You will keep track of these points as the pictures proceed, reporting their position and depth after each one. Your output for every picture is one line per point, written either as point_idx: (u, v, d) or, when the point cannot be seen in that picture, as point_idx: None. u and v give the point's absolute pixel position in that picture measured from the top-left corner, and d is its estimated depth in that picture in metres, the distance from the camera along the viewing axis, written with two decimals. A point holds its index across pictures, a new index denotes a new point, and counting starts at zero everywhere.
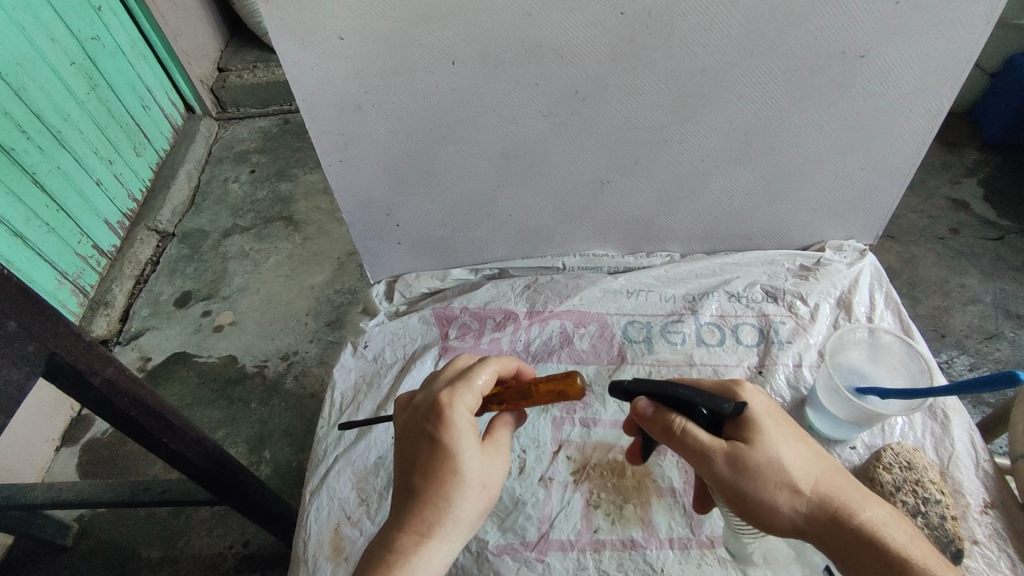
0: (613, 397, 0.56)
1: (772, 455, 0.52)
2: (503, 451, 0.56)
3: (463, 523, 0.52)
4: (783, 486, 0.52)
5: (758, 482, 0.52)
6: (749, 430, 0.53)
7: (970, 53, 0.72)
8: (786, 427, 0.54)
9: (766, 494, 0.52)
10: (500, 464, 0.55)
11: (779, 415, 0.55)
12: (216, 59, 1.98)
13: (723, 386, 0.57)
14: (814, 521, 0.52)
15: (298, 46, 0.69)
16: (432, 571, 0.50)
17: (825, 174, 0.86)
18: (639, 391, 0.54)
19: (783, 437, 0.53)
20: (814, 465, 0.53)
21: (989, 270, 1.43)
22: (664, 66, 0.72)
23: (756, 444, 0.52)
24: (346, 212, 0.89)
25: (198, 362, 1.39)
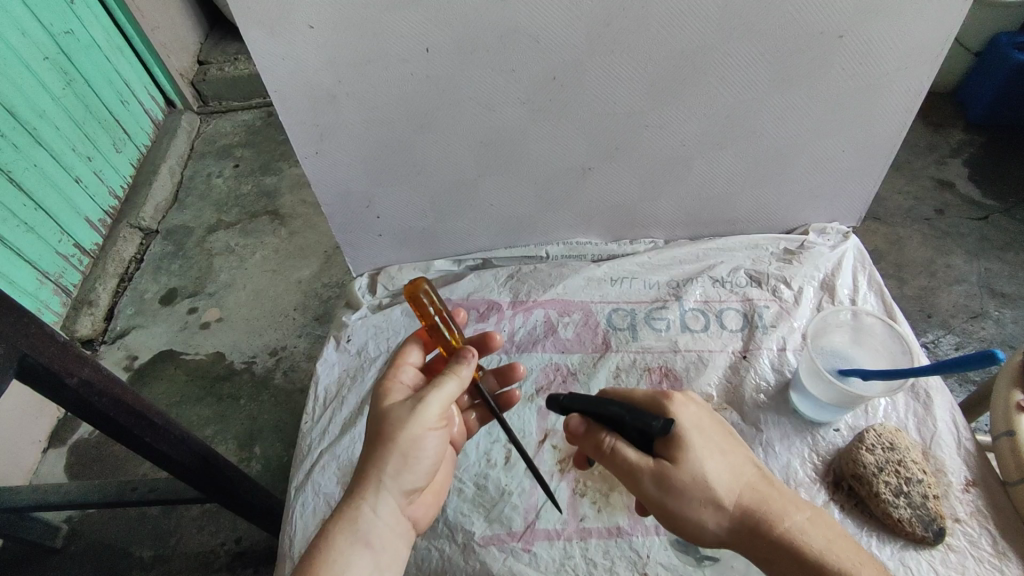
0: (550, 411, 0.58)
1: (697, 473, 0.52)
2: (424, 401, 0.55)
3: (376, 479, 0.54)
4: (708, 504, 0.52)
5: (684, 500, 0.52)
6: (676, 448, 0.53)
7: (948, 31, 0.72)
8: (714, 441, 0.54)
9: (691, 512, 0.52)
10: (418, 412, 0.55)
11: (709, 426, 0.55)
12: (195, 52, 1.95)
13: (655, 399, 0.56)
14: (739, 534, 0.53)
15: (268, 35, 0.67)
16: (353, 523, 0.53)
17: (807, 157, 0.86)
18: (573, 407, 0.56)
19: (709, 453, 0.53)
20: (740, 479, 0.54)
21: (974, 249, 1.44)
22: (642, 50, 0.71)
23: (682, 462, 0.52)
24: (326, 204, 0.88)
25: (186, 360, 1.37)
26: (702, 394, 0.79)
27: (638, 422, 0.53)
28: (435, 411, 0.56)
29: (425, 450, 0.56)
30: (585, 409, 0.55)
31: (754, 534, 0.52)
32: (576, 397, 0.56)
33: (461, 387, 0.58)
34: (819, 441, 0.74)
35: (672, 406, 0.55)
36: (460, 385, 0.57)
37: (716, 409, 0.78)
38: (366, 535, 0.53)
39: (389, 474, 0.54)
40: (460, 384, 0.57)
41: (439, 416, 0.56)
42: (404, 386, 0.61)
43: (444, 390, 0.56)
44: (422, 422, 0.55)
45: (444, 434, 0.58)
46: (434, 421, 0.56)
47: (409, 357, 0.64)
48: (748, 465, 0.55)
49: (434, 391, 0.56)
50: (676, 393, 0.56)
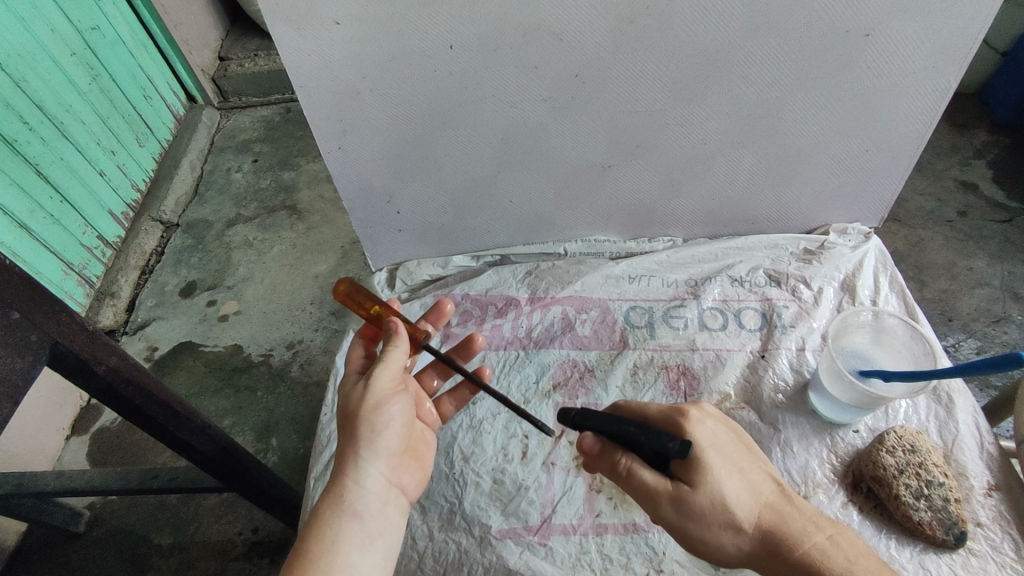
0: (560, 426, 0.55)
1: (715, 495, 0.52)
2: (373, 373, 0.57)
3: (352, 454, 0.55)
4: (726, 526, 0.52)
5: (703, 524, 0.52)
6: (695, 471, 0.52)
7: (977, 31, 0.71)
8: (732, 462, 0.54)
9: (710, 534, 0.52)
10: (371, 383, 0.57)
11: (725, 447, 0.55)
12: (216, 48, 1.97)
13: (670, 417, 0.56)
14: (758, 555, 0.53)
15: (294, 32, 0.68)
16: (339, 498, 0.53)
17: (830, 156, 0.85)
18: (587, 425, 0.53)
19: (727, 476, 0.53)
20: (758, 500, 0.54)
21: (998, 252, 1.42)
22: (664, 47, 0.71)
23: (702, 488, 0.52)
24: (346, 199, 0.89)
25: (205, 351, 1.40)
26: (719, 393, 0.79)
27: (655, 445, 0.51)
28: (387, 380, 0.57)
29: (390, 417, 0.56)
30: (599, 428, 0.53)
31: (775, 559, 0.52)
32: (590, 415, 0.54)
33: (404, 353, 0.60)
34: (837, 442, 0.74)
35: (688, 425, 0.54)
36: (402, 350, 0.59)
37: (733, 409, 0.78)
38: (353, 508, 0.53)
39: (362, 447, 0.55)
40: (403, 349, 0.59)
41: (392, 383, 0.58)
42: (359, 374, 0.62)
43: (390, 358, 0.58)
44: (377, 392, 0.57)
45: (408, 402, 0.59)
46: (388, 388, 0.57)
47: (357, 352, 0.66)
48: (766, 487, 0.55)
49: (381, 363, 0.58)
50: (692, 411, 0.56)
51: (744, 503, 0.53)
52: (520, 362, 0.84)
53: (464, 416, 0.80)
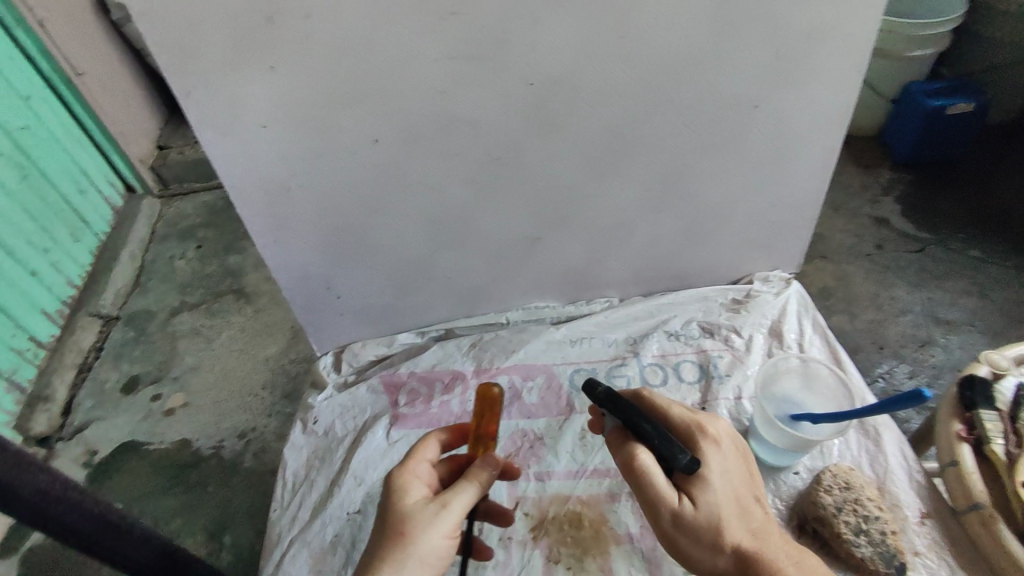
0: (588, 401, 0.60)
1: (707, 513, 0.54)
2: (446, 506, 0.57)
3: None
4: (712, 544, 0.54)
5: (690, 535, 0.55)
6: (694, 487, 0.55)
7: (847, 98, 0.80)
8: (735, 481, 0.56)
9: (696, 547, 0.55)
10: (439, 519, 0.56)
11: (732, 469, 0.57)
12: (154, 137, 1.97)
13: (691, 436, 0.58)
14: (734, 573, 0.55)
15: (222, 136, 0.71)
16: None
17: (741, 213, 0.92)
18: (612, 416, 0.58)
19: (727, 493, 0.55)
20: (750, 526, 0.55)
21: (915, 280, 1.61)
22: (576, 128, 0.77)
23: (701, 501, 0.54)
24: (286, 288, 0.89)
25: (150, 450, 1.34)
26: None
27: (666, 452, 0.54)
28: (454, 520, 0.57)
29: (441, 556, 0.56)
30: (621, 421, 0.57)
31: None
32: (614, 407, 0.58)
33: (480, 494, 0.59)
34: (781, 486, 0.76)
35: (701, 447, 0.57)
36: (481, 492, 0.59)
37: None
38: None
39: None
40: (483, 492, 0.59)
41: (455, 526, 0.57)
42: (423, 482, 0.60)
43: (465, 497, 0.57)
44: (440, 529, 0.56)
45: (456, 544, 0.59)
46: (452, 529, 0.57)
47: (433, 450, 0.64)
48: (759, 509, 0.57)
49: (456, 497, 0.57)
50: (709, 428, 0.58)
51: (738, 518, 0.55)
52: None
53: None
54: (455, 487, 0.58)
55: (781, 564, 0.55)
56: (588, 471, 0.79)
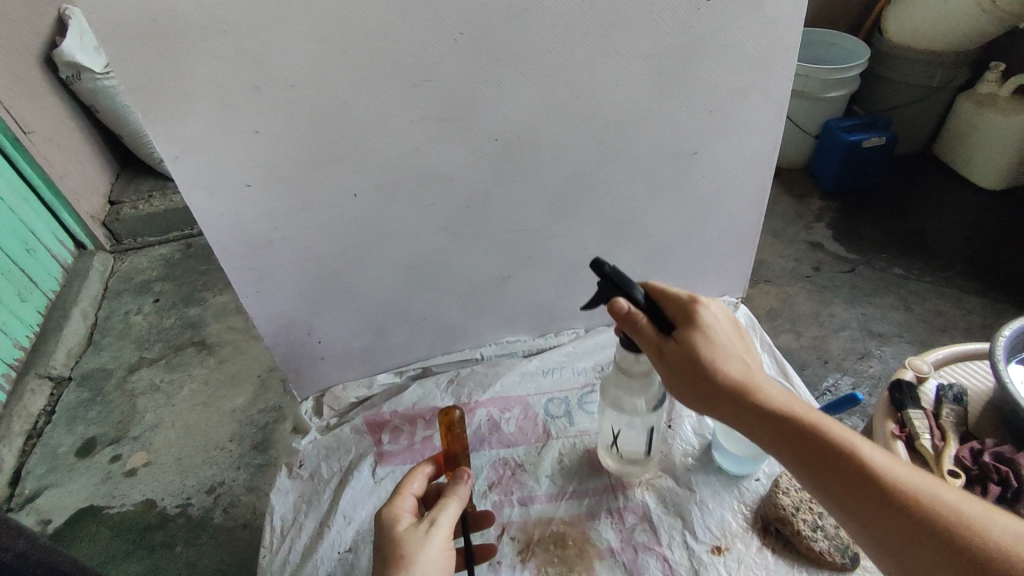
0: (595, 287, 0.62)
1: (698, 352, 0.59)
2: (435, 521, 0.63)
3: None
4: (711, 382, 0.58)
5: (689, 378, 0.60)
6: (685, 332, 0.60)
7: (773, 142, 0.91)
8: (731, 337, 0.61)
9: (699, 387, 0.59)
10: (433, 532, 0.62)
11: (723, 326, 0.61)
12: (107, 192, 1.98)
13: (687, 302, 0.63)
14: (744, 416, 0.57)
15: (208, 196, 0.75)
16: None
17: (689, 246, 1.02)
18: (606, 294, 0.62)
19: (723, 341, 0.60)
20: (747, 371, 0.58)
21: (849, 298, 1.75)
22: (537, 176, 0.85)
23: (701, 345, 0.59)
24: (266, 336, 0.92)
25: (110, 513, 1.31)
26: None
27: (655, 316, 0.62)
28: (444, 532, 0.63)
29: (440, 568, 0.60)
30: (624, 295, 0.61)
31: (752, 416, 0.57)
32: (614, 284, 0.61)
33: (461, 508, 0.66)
34: (744, 492, 0.82)
35: (693, 303, 0.61)
36: (461, 504, 0.65)
37: (653, 478, 0.85)
38: None
39: None
40: (462, 503, 0.66)
41: (447, 537, 0.63)
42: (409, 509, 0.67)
43: (450, 510, 0.64)
44: (435, 543, 0.61)
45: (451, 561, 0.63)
46: (445, 542, 0.62)
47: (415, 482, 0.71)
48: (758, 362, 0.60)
49: (442, 511, 0.64)
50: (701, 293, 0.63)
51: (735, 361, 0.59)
52: None
53: None
54: (440, 504, 0.65)
55: (779, 400, 0.56)
56: (568, 492, 0.84)
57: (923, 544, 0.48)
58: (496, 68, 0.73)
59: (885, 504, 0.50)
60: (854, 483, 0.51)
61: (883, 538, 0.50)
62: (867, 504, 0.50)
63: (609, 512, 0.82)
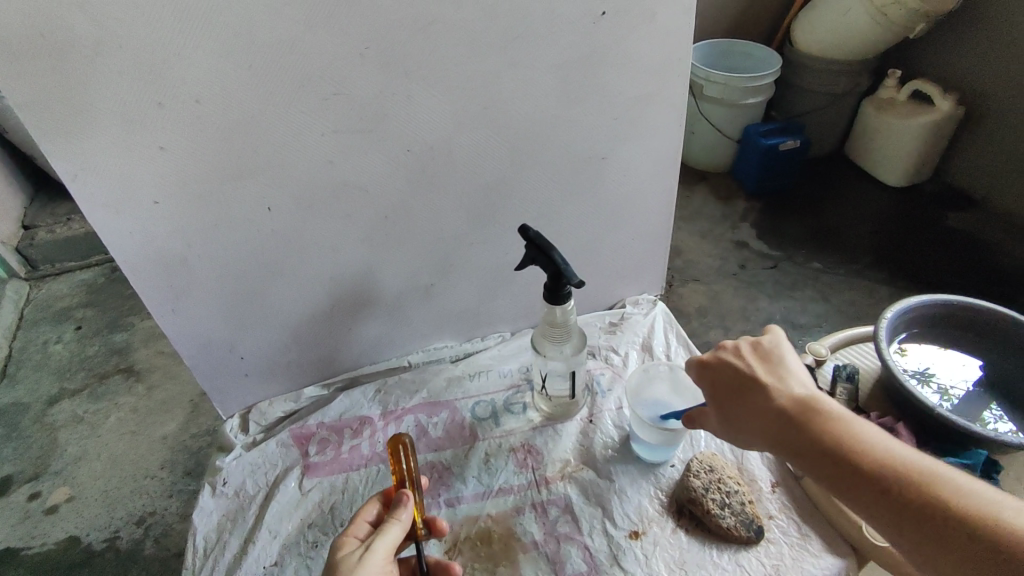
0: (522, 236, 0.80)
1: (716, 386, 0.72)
2: (368, 548, 0.63)
3: None
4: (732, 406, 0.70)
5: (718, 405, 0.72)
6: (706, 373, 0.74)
7: (675, 147, 0.97)
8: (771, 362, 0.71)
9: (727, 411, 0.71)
10: (365, 558, 0.62)
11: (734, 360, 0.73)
12: (20, 218, 1.90)
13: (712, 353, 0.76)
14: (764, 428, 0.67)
15: (114, 215, 0.74)
16: None
17: (606, 248, 1.06)
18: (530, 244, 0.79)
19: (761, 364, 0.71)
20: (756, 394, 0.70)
21: (770, 293, 1.86)
22: (453, 186, 0.88)
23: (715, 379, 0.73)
24: (185, 355, 0.91)
25: (30, 554, 1.24)
26: (561, 460, 0.89)
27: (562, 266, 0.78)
28: (378, 557, 0.63)
29: None
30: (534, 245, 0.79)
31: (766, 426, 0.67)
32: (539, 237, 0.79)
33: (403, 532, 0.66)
34: (660, 479, 0.87)
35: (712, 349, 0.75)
36: (401, 528, 0.65)
37: (574, 471, 0.88)
38: None
39: None
40: (403, 525, 0.66)
41: (382, 563, 0.63)
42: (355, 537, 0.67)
43: (385, 535, 0.64)
44: (365, 569, 0.62)
45: None
46: (379, 567, 0.63)
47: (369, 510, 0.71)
48: (781, 373, 0.69)
49: (378, 538, 0.64)
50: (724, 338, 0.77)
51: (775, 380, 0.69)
52: (383, 476, 0.88)
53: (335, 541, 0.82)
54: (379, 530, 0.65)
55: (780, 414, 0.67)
56: (493, 491, 0.86)
57: (915, 521, 0.55)
58: (405, 82, 0.75)
59: (885, 495, 0.57)
60: (861, 477, 0.59)
61: (888, 524, 0.57)
62: (871, 495, 0.58)
63: (533, 507, 0.84)
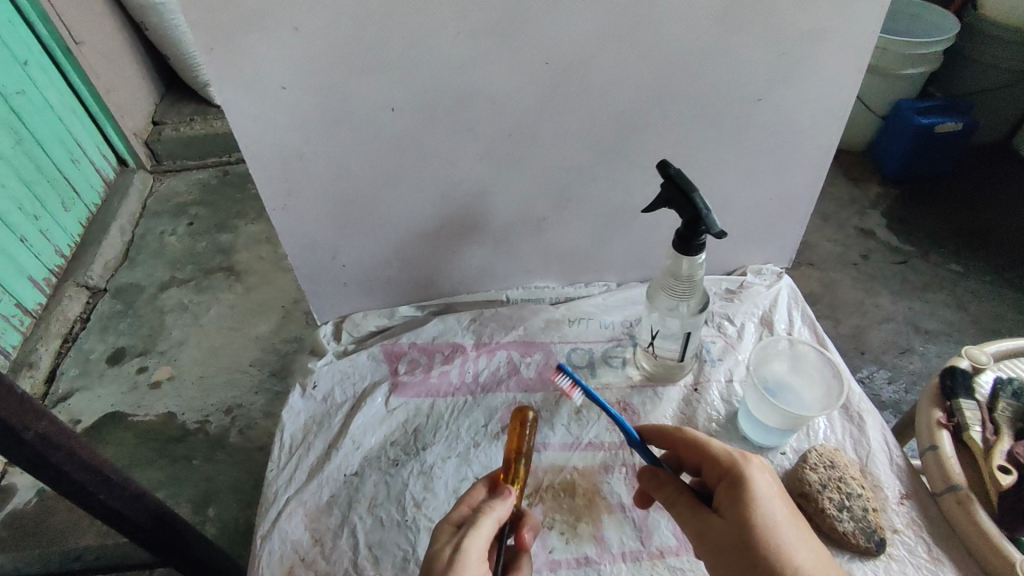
0: (660, 165, 0.71)
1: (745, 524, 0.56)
2: (465, 544, 0.56)
3: None
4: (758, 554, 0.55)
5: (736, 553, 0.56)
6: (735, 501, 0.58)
7: (847, 97, 0.83)
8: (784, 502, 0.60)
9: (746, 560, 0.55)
10: (460, 555, 0.55)
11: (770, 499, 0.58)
12: (150, 113, 1.99)
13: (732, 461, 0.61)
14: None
15: (241, 96, 0.71)
16: None
17: (738, 205, 0.95)
18: (670, 176, 0.69)
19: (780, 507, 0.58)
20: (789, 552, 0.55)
21: (896, 291, 1.66)
22: (587, 110, 0.79)
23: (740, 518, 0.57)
24: (291, 253, 0.90)
25: (134, 421, 1.33)
26: (658, 425, 0.83)
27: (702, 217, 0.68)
28: (474, 555, 0.56)
29: None
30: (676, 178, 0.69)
31: None
32: (681, 173, 0.69)
33: (497, 524, 0.59)
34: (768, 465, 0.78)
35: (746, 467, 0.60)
36: (495, 521, 0.59)
37: None
38: None
39: None
40: (496, 519, 0.59)
41: (478, 563, 0.56)
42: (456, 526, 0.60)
43: (483, 530, 0.58)
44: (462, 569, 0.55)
45: None
46: (474, 566, 0.56)
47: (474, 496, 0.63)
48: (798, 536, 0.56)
49: (473, 534, 0.57)
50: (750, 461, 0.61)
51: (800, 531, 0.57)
52: (468, 407, 0.85)
53: (415, 462, 0.80)
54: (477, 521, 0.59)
55: None
56: (582, 443, 0.81)
57: None
58: None
59: None
60: None
61: None
62: None
63: (623, 468, 0.79)
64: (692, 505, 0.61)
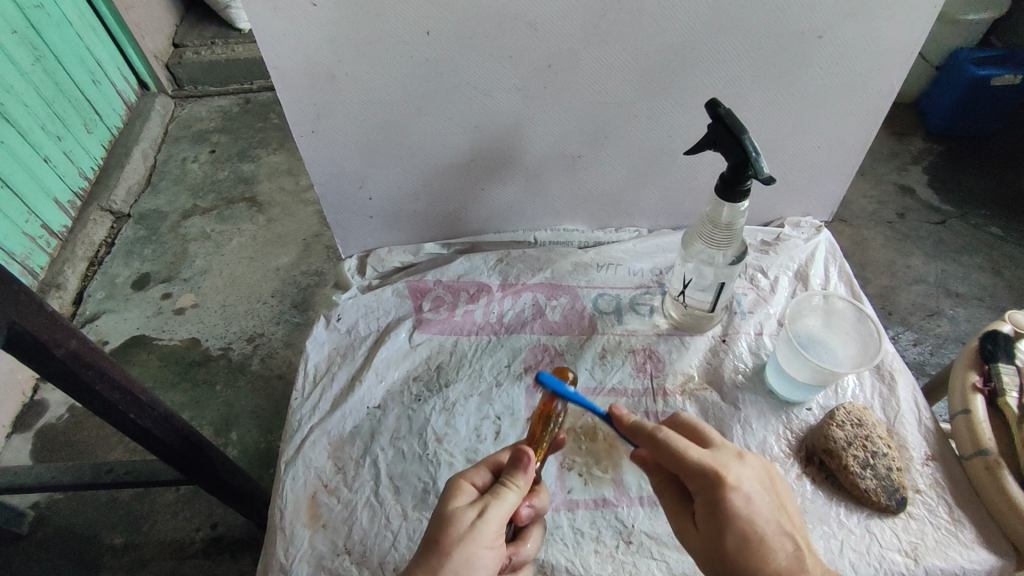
0: (710, 102, 0.66)
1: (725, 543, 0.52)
2: (485, 513, 0.54)
3: None
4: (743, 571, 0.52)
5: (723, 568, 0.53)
6: (717, 516, 0.53)
7: (917, 37, 0.77)
8: (766, 500, 0.54)
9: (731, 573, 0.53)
10: (480, 524, 0.53)
11: (755, 512, 0.53)
12: (170, 34, 1.94)
13: (709, 475, 0.54)
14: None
15: (271, 10, 0.68)
16: None
17: (783, 152, 0.91)
18: (720, 115, 0.65)
19: (759, 518, 0.53)
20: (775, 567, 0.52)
21: (932, 251, 1.55)
22: (634, 40, 0.74)
23: (723, 539, 0.53)
24: (318, 182, 0.88)
25: (159, 345, 1.36)
26: (683, 374, 0.82)
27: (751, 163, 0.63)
28: (493, 525, 0.54)
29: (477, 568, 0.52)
30: (725, 120, 0.65)
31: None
32: (732, 114, 0.65)
33: (518, 498, 0.57)
34: (792, 419, 0.78)
35: (726, 484, 0.53)
36: (517, 495, 0.56)
37: (696, 389, 0.81)
38: None
39: None
40: (518, 492, 0.56)
41: (497, 534, 0.54)
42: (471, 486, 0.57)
43: (504, 502, 0.55)
44: (479, 539, 0.52)
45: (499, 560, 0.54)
46: (491, 538, 0.53)
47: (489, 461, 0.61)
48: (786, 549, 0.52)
49: (495, 504, 0.55)
50: (731, 473, 0.54)
51: (780, 537, 0.53)
52: (492, 347, 0.85)
53: (438, 399, 0.80)
54: (498, 492, 0.56)
55: None
56: (605, 389, 0.81)
57: None
58: None
59: None
60: None
61: None
62: None
63: (645, 415, 0.79)
64: (675, 505, 0.58)
